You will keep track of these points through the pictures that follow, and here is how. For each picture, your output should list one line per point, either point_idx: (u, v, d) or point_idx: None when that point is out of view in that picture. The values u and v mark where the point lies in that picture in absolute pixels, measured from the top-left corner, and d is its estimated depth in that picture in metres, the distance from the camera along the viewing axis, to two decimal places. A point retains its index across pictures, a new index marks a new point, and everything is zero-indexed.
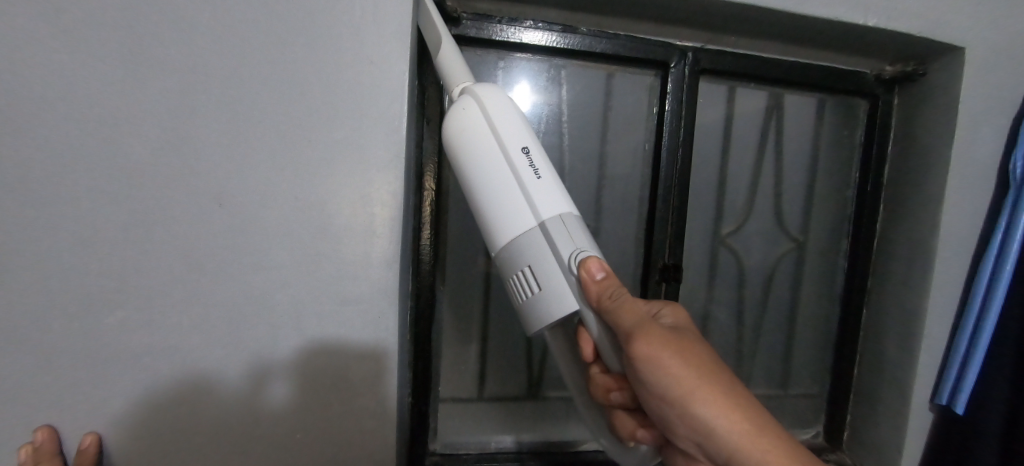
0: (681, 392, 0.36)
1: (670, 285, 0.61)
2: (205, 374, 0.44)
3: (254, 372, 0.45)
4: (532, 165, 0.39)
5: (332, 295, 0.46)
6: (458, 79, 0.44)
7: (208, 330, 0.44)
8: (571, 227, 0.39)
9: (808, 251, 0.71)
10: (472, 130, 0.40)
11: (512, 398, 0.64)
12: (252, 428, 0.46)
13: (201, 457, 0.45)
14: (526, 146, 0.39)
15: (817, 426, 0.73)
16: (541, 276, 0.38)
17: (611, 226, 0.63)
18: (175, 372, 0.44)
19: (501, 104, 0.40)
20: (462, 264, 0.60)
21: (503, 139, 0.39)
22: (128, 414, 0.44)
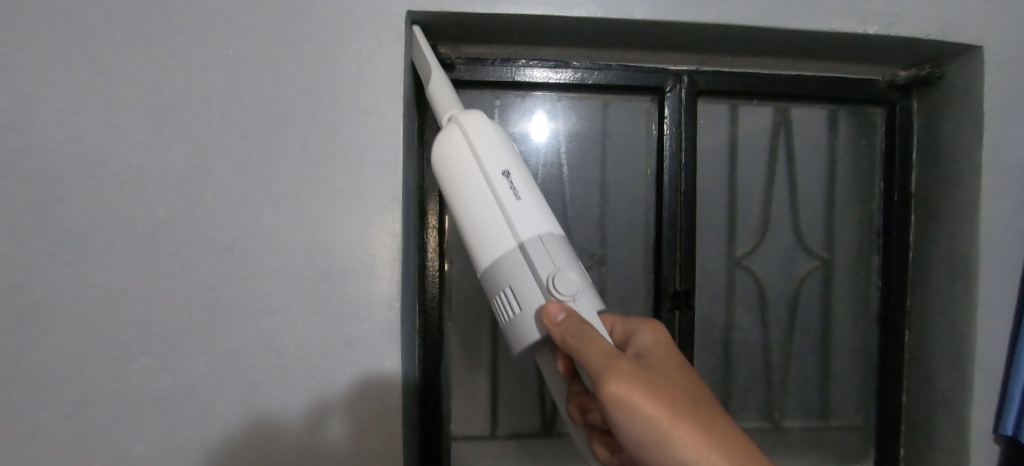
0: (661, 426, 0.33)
1: (683, 311, 0.59)
2: (221, 418, 0.46)
3: (294, 445, 0.46)
4: (512, 187, 0.40)
5: (336, 334, 0.47)
6: (445, 106, 0.45)
7: (222, 376, 0.46)
8: (551, 246, 0.39)
9: (837, 268, 0.67)
10: (456, 155, 0.41)
11: (526, 435, 0.62)
12: None
13: None
14: (507, 169, 0.41)
15: (867, 461, 0.67)
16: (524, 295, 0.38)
17: (618, 253, 0.62)
18: (193, 417, 0.46)
19: (484, 132, 0.42)
20: (468, 298, 0.60)
21: (484, 163, 0.41)
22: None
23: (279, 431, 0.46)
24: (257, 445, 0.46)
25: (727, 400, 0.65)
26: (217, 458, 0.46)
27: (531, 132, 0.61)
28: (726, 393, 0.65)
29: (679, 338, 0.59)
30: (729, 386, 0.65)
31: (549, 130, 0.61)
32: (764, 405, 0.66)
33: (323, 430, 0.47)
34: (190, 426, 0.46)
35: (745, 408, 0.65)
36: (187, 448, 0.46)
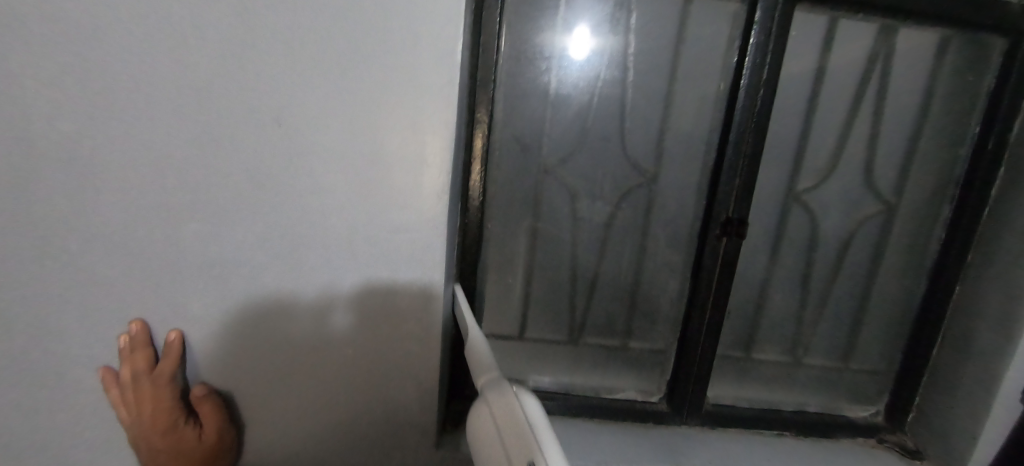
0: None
1: (731, 241, 0.57)
2: (267, 288, 0.48)
3: (342, 321, 0.49)
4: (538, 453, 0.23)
5: (381, 221, 0.47)
6: (483, 372, 0.36)
7: (270, 248, 0.47)
8: None
9: (899, 216, 0.63)
10: (485, 437, 0.29)
11: (553, 342, 0.64)
12: (308, 338, 0.50)
13: (265, 358, 0.50)
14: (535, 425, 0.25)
15: (878, 404, 0.68)
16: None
17: (672, 175, 0.58)
18: (242, 285, 0.48)
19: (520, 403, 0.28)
20: (509, 203, 0.58)
21: (507, 429, 0.26)
22: (210, 324, 0.49)
23: (327, 308, 0.49)
24: (306, 317, 0.49)
25: (754, 333, 0.65)
26: (267, 323, 0.49)
27: (571, 44, 0.54)
28: (755, 326, 0.65)
29: (721, 267, 0.58)
30: (759, 322, 0.65)
31: (592, 45, 0.54)
32: (791, 342, 0.66)
33: (362, 310, 0.49)
34: (241, 291, 0.48)
35: (769, 342, 0.66)
36: (240, 310, 0.49)
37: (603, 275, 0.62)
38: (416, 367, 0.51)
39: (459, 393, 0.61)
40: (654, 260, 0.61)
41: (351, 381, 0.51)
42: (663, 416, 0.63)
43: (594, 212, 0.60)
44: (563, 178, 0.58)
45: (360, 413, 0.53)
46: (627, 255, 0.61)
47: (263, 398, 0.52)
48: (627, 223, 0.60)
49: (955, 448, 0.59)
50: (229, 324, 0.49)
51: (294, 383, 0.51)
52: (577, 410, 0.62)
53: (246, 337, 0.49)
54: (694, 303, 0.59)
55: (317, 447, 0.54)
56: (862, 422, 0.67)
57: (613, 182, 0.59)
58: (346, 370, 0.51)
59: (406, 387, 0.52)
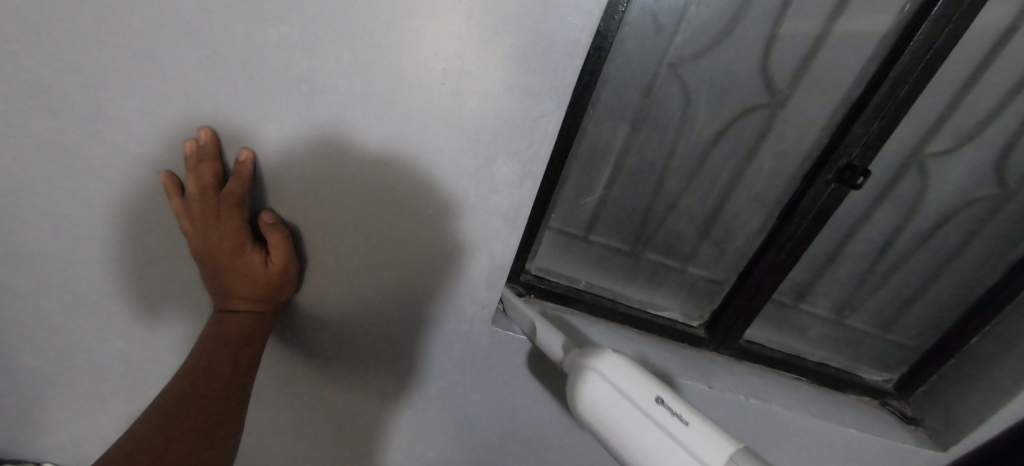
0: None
1: (839, 190, 0.52)
2: (354, 123, 0.43)
3: (422, 178, 0.46)
4: (673, 412, 0.32)
5: (497, 77, 0.40)
6: (565, 354, 0.42)
7: (367, 79, 0.41)
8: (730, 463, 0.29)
9: (1012, 204, 0.58)
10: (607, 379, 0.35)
11: (614, 250, 0.62)
12: (387, 186, 0.47)
13: (337, 197, 0.48)
14: (659, 396, 0.33)
15: (893, 373, 0.71)
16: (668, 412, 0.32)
17: (805, 102, 0.52)
18: (326, 114, 0.43)
19: (632, 380, 0.35)
20: (619, 93, 0.52)
21: (634, 393, 0.34)
22: (281, 150, 0.45)
23: (410, 160, 0.45)
24: (385, 165, 0.46)
25: (811, 284, 0.65)
26: (342, 162, 0.45)
27: None
28: (814, 278, 0.65)
29: (815, 214, 0.54)
30: (820, 275, 0.64)
31: None
32: (842, 300, 0.67)
33: (451, 170, 0.46)
34: (324, 120, 0.43)
35: (822, 295, 0.66)
36: (317, 141, 0.44)
37: (687, 195, 0.59)
38: (487, 242, 0.50)
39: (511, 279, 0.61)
40: (746, 190, 0.57)
41: (413, 240, 0.50)
42: (701, 341, 0.64)
43: (704, 124, 0.54)
44: (685, 78, 0.51)
45: (424, 272, 0.52)
46: (721, 180, 0.57)
47: (323, 238, 0.50)
48: (733, 145, 0.55)
49: (955, 425, 0.62)
50: (300, 153, 0.45)
51: (357, 229, 0.49)
52: (621, 320, 0.63)
53: (317, 171, 0.46)
54: (773, 244, 0.56)
55: (364, 296, 0.54)
56: (876, 385, 0.69)
57: (736, 95, 0.52)
58: (412, 228, 0.49)
59: (476, 257, 0.51)
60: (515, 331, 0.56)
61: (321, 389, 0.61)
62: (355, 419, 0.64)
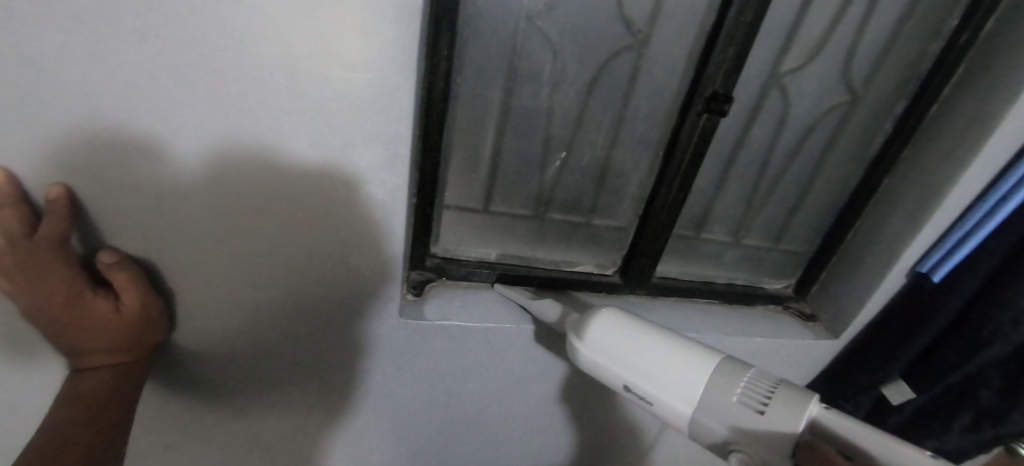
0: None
1: (711, 119, 0.54)
2: (199, 124, 0.38)
3: (280, 178, 0.42)
4: (639, 395, 0.42)
5: (332, 59, 0.37)
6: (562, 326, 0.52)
7: (180, 79, 0.35)
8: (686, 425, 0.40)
9: (860, 107, 0.63)
10: (591, 368, 0.46)
11: (516, 215, 0.62)
12: (258, 191, 0.42)
13: (203, 212, 0.42)
14: (626, 384, 0.43)
15: (791, 278, 0.77)
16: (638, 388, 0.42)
17: (666, 37, 0.52)
18: (158, 119, 0.37)
19: (605, 371, 0.45)
20: (482, 55, 0.49)
21: (613, 381, 0.45)
22: (121, 170, 0.38)
23: (261, 160, 0.40)
24: (235, 170, 0.41)
25: (706, 213, 0.69)
26: (182, 176, 0.40)
27: None
28: (708, 207, 0.68)
29: (694, 145, 0.55)
30: (712, 203, 0.68)
31: None
32: (736, 222, 0.72)
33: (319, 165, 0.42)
34: (143, 133, 0.37)
35: (718, 221, 0.71)
36: (145, 159, 0.38)
37: (576, 149, 0.58)
38: (373, 236, 0.47)
39: (417, 266, 0.58)
40: (629, 135, 0.58)
41: (303, 246, 0.46)
42: (616, 288, 0.65)
43: (577, 75, 0.53)
44: (546, 30, 0.50)
45: (315, 280, 0.49)
46: (604, 129, 0.57)
47: (192, 265, 0.45)
48: (609, 91, 0.55)
49: (843, 314, 0.69)
50: (126, 175, 0.39)
51: (223, 249, 0.44)
52: (537, 284, 0.62)
53: (153, 192, 0.40)
54: (663, 182, 0.58)
55: (254, 316, 0.49)
56: (779, 293, 0.75)
57: (602, 40, 0.51)
58: (300, 234, 0.45)
59: (365, 255, 0.48)
60: (427, 318, 0.54)
61: (236, 421, 0.57)
62: (276, 442, 0.60)
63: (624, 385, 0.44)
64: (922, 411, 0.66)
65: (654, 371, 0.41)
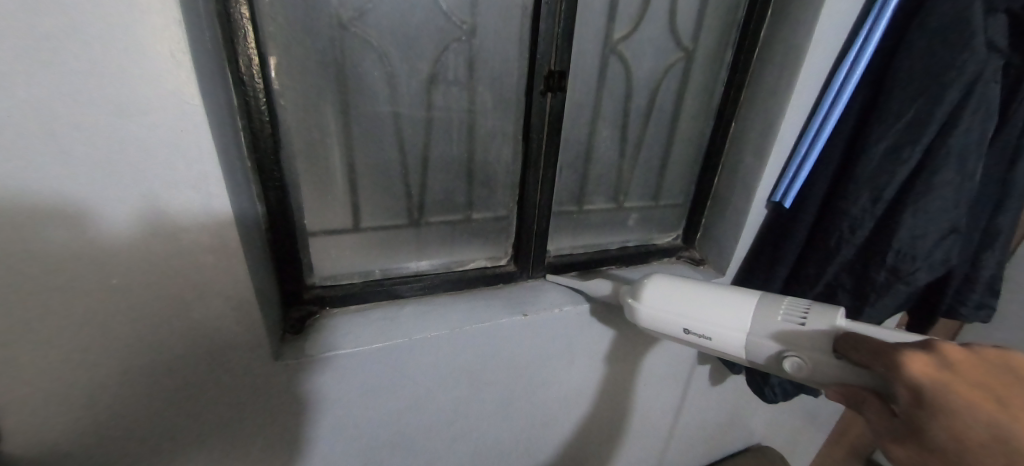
0: (1004, 439, 0.27)
1: (556, 96, 0.55)
2: (126, 175, 0.36)
3: (135, 241, 0.38)
4: (699, 334, 0.50)
5: (100, 104, 0.33)
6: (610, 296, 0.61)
7: (82, 129, 0.33)
8: (758, 351, 0.48)
9: (695, 62, 0.68)
10: (644, 321, 0.55)
11: (393, 226, 0.61)
12: (182, 239, 0.40)
13: (143, 270, 0.39)
14: (683, 327, 0.51)
15: (676, 230, 0.82)
16: (695, 327, 0.50)
17: (491, 24, 0.52)
18: (72, 176, 0.34)
19: (659, 320, 0.53)
20: (302, 71, 0.47)
21: (669, 328, 0.53)
22: (53, 237, 0.35)
23: (77, 226, 0.36)
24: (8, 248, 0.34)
25: (583, 185, 0.71)
26: None
27: None
28: (583, 179, 0.71)
29: (550, 124, 0.57)
30: (586, 175, 0.71)
31: None
32: (614, 188, 0.75)
33: (174, 210, 0.38)
34: (68, 194, 0.34)
35: (597, 191, 0.73)
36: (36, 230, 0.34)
37: (434, 148, 0.58)
38: (220, 287, 0.43)
39: (295, 302, 0.55)
40: (484, 125, 0.58)
41: (192, 301, 0.42)
42: (512, 275, 0.66)
43: (412, 75, 0.52)
44: (366, 34, 0.48)
45: (168, 349, 0.43)
46: (457, 124, 0.57)
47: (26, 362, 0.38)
48: (451, 86, 0.54)
49: (725, 252, 0.74)
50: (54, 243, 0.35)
51: (17, 344, 0.37)
52: (432, 290, 0.61)
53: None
54: (529, 165, 0.58)
55: (95, 409, 0.43)
56: (669, 246, 0.80)
57: (427, 36, 0.51)
58: (185, 288, 0.42)
59: (215, 308, 0.44)
60: (311, 354, 0.51)
61: None
62: None
63: (682, 329, 0.52)
64: None
65: (712, 310, 0.49)
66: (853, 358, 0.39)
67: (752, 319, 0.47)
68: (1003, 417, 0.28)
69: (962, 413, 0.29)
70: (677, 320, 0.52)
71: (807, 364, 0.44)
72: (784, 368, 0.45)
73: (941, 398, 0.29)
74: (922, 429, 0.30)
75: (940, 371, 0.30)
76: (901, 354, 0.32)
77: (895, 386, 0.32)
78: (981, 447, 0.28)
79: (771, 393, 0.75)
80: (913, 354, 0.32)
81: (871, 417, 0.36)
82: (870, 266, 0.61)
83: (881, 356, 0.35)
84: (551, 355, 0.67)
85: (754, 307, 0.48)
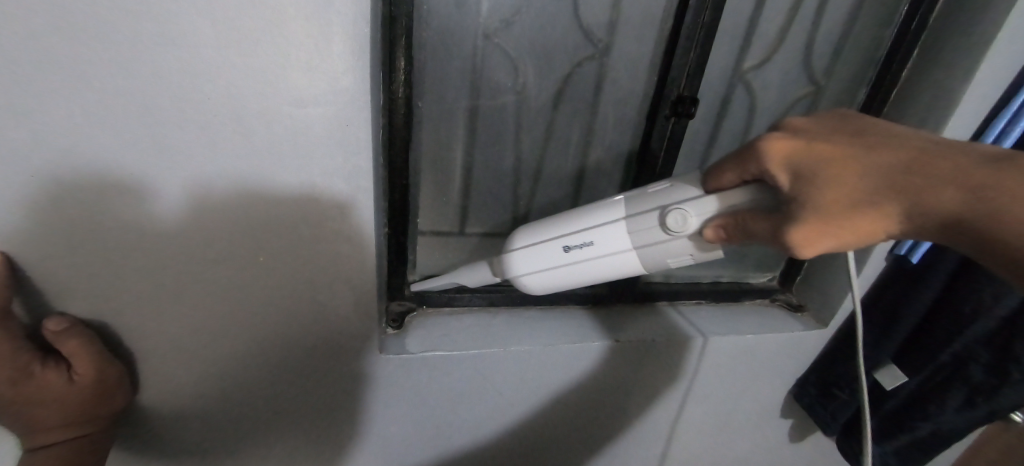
0: (906, 170, 0.29)
1: (680, 121, 0.53)
2: (195, 174, 0.36)
3: (170, 223, 0.38)
4: (580, 245, 0.42)
5: (279, 98, 0.35)
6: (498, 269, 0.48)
7: (203, 124, 0.34)
8: (643, 231, 0.40)
9: (824, 97, 0.64)
10: (534, 270, 0.45)
11: (492, 233, 0.61)
12: (261, 240, 0.41)
13: (199, 260, 0.40)
14: (566, 246, 0.42)
15: (775, 271, 0.76)
16: (573, 238, 0.42)
17: (626, 44, 0.52)
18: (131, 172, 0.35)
19: (546, 253, 0.43)
20: (443, 77, 0.48)
21: (557, 258, 0.43)
22: (152, 215, 0.37)
23: (138, 210, 0.36)
24: (113, 220, 0.36)
25: None
26: (144, 235, 0.37)
27: None
28: None
29: (666, 149, 0.55)
30: None
31: None
32: None
33: (318, 200, 0.40)
34: (128, 178, 0.35)
35: None
36: (85, 208, 0.35)
37: (548, 161, 0.58)
38: (346, 275, 0.45)
39: (395, 297, 0.56)
40: (600, 144, 0.57)
41: (313, 285, 0.44)
42: (604, 299, 0.64)
43: (540, 88, 0.52)
44: (506, 46, 0.49)
45: (285, 327, 0.46)
46: (574, 140, 0.57)
47: (162, 320, 0.42)
48: (575, 102, 0.54)
49: (830, 301, 0.69)
50: (113, 223, 0.36)
51: (172, 299, 0.41)
52: (523, 302, 0.60)
53: (95, 236, 0.36)
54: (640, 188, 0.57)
55: (224, 368, 0.46)
56: (765, 286, 0.75)
57: (560, 52, 0.51)
58: (314, 272, 0.44)
59: (339, 294, 0.46)
60: (411, 351, 0.52)
61: None
62: None
63: (564, 248, 0.42)
64: (920, 391, 0.64)
65: (577, 214, 0.43)
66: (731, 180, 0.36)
67: (621, 205, 0.41)
68: (883, 153, 0.29)
69: (836, 167, 0.29)
70: (551, 241, 0.43)
71: (692, 213, 0.37)
72: (673, 225, 0.37)
73: (817, 165, 0.29)
74: (807, 201, 0.29)
75: (806, 141, 0.31)
76: (761, 143, 0.33)
77: (772, 175, 0.32)
78: (868, 191, 0.29)
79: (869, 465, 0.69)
80: (773, 141, 0.32)
81: (754, 228, 0.33)
82: (1015, 340, 0.54)
83: (740, 164, 0.35)
84: (632, 382, 0.65)
85: (618, 199, 0.42)
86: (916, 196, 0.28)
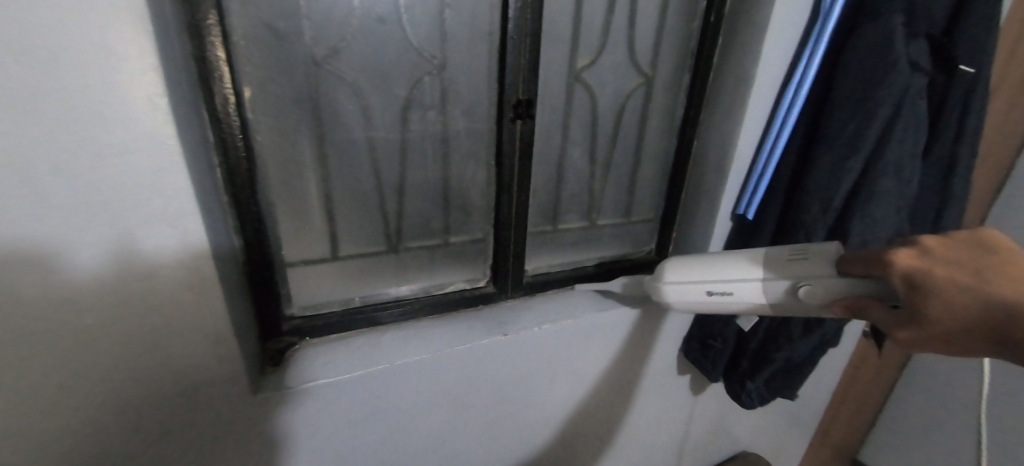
0: (989, 322, 0.29)
1: (524, 123, 0.57)
2: None
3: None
4: (720, 292, 0.54)
5: (65, 153, 0.33)
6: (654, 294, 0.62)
7: None
8: (775, 285, 0.51)
9: (656, 85, 0.72)
10: (671, 302, 0.59)
11: (371, 253, 0.62)
12: (76, 314, 0.36)
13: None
14: (707, 290, 0.55)
15: (650, 245, 0.84)
16: (717, 286, 0.54)
17: (460, 58, 0.55)
18: None
19: (679, 292, 0.57)
20: (277, 107, 0.49)
21: (695, 296, 0.56)
22: None
23: None
24: None
25: (558, 203, 0.74)
26: None
27: None
28: (557, 198, 0.74)
29: (519, 150, 0.59)
30: (560, 195, 0.74)
31: None
32: (587, 208, 0.78)
33: (143, 250, 0.39)
34: None
35: (571, 210, 0.76)
36: None
37: (410, 176, 0.59)
38: (196, 322, 0.43)
39: (273, 334, 0.55)
40: (458, 153, 0.60)
41: (158, 342, 0.42)
42: (491, 298, 0.67)
43: (386, 107, 0.54)
44: (339, 71, 0.51)
45: (133, 399, 0.42)
46: (431, 152, 0.59)
47: None
48: (425, 116, 0.57)
49: None
50: None
51: None
52: (411, 314, 0.62)
53: None
54: (502, 188, 0.60)
55: None
56: (643, 260, 0.82)
57: (398, 72, 0.53)
58: (157, 328, 0.41)
59: (193, 343, 0.43)
60: (291, 386, 0.51)
61: None
62: None
63: (709, 292, 0.55)
64: (773, 327, 0.73)
65: (738, 273, 0.52)
66: (857, 271, 0.40)
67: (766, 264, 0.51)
68: (1001, 297, 0.28)
69: (952, 288, 0.30)
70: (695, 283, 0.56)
71: (821, 288, 0.46)
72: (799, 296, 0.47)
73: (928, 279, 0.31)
74: (918, 314, 0.31)
75: (931, 260, 0.32)
76: (892, 252, 0.35)
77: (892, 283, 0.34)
78: (992, 315, 0.28)
79: (748, 399, 0.78)
80: (901, 251, 0.34)
81: (872, 315, 0.37)
82: None
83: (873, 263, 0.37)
84: (532, 373, 0.68)
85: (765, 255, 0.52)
86: (1004, 347, 0.28)
